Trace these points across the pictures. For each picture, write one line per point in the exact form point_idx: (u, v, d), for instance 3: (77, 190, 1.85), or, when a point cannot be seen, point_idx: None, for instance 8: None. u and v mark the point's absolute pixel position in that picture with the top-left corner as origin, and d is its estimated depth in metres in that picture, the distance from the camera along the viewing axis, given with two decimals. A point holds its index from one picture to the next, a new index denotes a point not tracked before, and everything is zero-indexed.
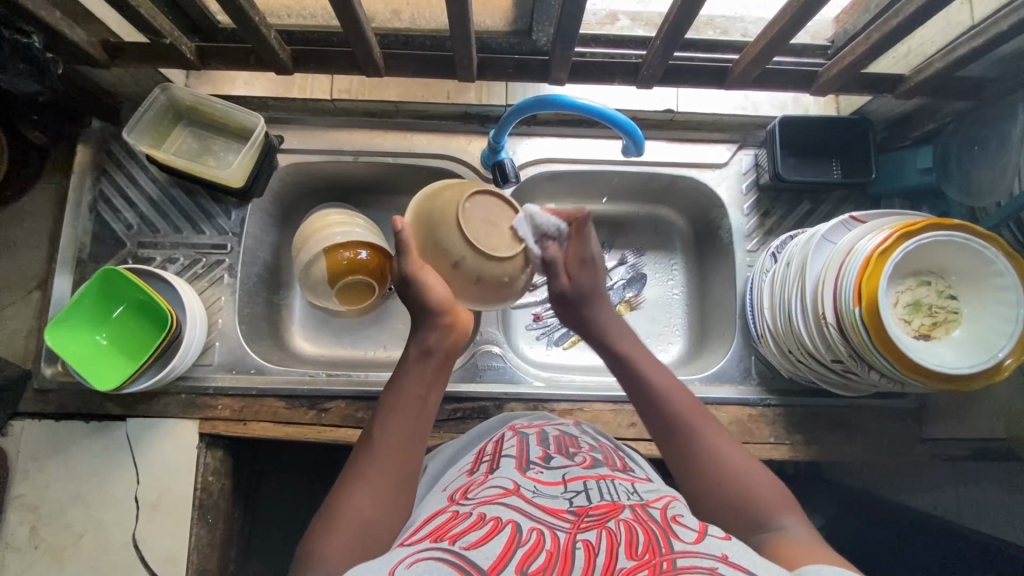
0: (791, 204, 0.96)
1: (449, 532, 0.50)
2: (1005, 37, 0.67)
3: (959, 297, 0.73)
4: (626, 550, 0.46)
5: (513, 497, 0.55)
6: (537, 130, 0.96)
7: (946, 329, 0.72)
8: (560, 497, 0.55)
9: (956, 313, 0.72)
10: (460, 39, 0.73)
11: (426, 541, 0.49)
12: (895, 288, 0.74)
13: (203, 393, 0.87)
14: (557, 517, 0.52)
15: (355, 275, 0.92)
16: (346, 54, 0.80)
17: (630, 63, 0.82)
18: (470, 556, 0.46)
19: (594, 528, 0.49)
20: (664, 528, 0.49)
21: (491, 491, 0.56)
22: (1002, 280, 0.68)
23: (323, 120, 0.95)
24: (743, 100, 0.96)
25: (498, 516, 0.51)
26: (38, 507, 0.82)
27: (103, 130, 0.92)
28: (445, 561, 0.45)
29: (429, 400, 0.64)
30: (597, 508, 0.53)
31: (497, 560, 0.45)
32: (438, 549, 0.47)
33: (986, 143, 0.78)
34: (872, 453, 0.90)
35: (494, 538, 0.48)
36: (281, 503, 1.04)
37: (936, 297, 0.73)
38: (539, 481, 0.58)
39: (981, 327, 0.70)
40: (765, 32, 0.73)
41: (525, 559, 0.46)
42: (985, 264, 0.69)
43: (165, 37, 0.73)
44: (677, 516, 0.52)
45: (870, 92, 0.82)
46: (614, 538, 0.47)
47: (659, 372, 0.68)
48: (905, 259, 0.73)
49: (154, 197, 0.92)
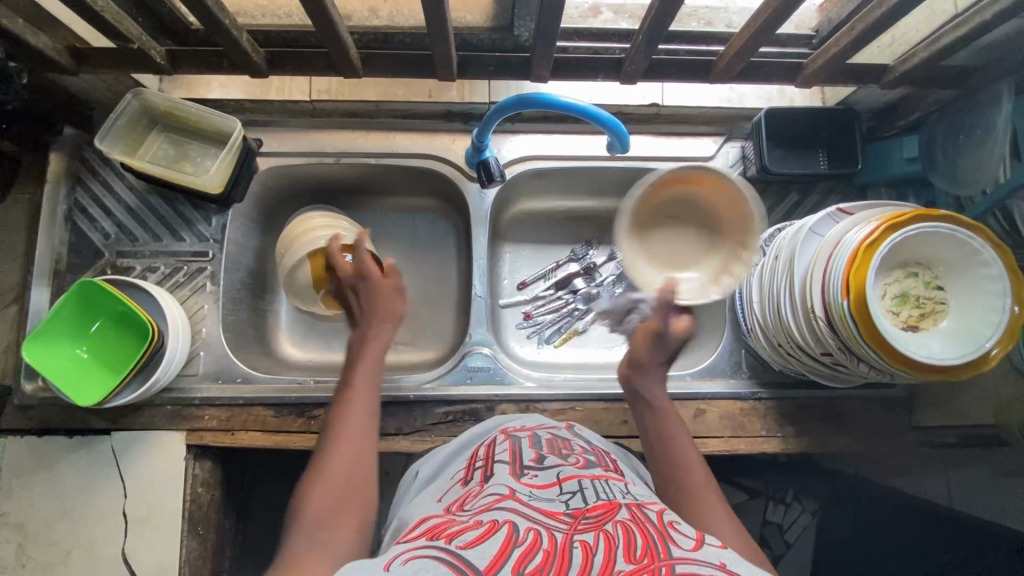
0: (779, 196, 0.96)
1: (446, 532, 0.50)
2: (989, 26, 0.66)
3: (945, 287, 0.73)
4: (624, 553, 0.45)
5: (509, 501, 0.54)
6: (522, 127, 0.95)
7: (933, 321, 0.72)
8: (556, 499, 0.55)
9: (943, 305, 0.72)
10: (440, 38, 0.71)
11: (422, 538, 0.49)
12: (882, 281, 0.74)
13: (189, 404, 0.85)
14: (554, 518, 0.51)
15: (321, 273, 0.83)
16: (322, 55, 0.78)
17: (613, 59, 0.81)
18: (467, 555, 0.45)
19: (591, 530, 0.49)
20: (662, 533, 0.49)
21: (486, 499, 0.55)
22: (988, 271, 0.68)
23: (303, 121, 0.93)
24: (729, 91, 0.96)
25: (495, 518, 0.51)
26: (23, 525, 0.81)
27: (77, 138, 0.89)
28: (442, 560, 0.45)
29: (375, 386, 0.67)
30: (594, 510, 0.52)
31: (495, 559, 0.45)
32: (435, 547, 0.47)
33: (971, 131, 0.77)
34: (864, 443, 0.90)
35: (490, 538, 0.48)
36: (275, 509, 1.03)
37: (923, 288, 0.73)
38: (534, 484, 0.58)
39: (970, 317, 0.70)
40: (749, 23, 0.72)
41: (522, 559, 0.45)
42: (971, 257, 0.69)
43: (133, 41, 0.71)
44: (675, 521, 0.51)
45: (854, 83, 0.81)
46: (611, 540, 0.47)
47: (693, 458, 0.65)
48: (893, 252, 0.73)
49: (131, 205, 0.90)
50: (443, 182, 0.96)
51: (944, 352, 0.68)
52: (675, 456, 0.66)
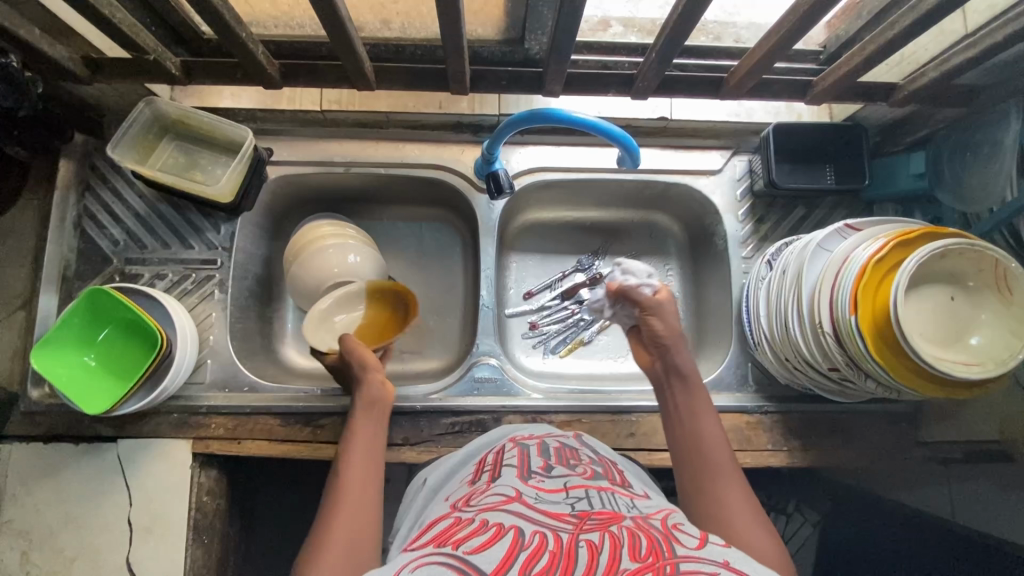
0: (785, 210, 0.96)
1: (453, 537, 0.49)
2: (999, 48, 0.67)
3: (973, 304, 0.70)
4: (629, 552, 0.46)
5: (516, 503, 0.54)
6: (531, 139, 0.95)
7: (963, 336, 0.70)
8: (563, 503, 0.55)
9: (970, 320, 0.70)
10: (455, 52, 0.71)
11: (430, 546, 0.49)
12: (917, 298, 0.71)
13: (196, 412, 0.85)
14: (559, 520, 0.51)
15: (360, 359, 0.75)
16: (335, 67, 0.78)
17: (624, 74, 0.81)
18: (474, 561, 0.45)
19: (596, 530, 0.49)
20: (666, 535, 0.49)
21: (493, 499, 0.55)
22: (1017, 286, 0.67)
23: (313, 130, 0.93)
24: (737, 107, 0.99)
25: (501, 521, 0.50)
26: (28, 532, 0.81)
27: (87, 144, 0.90)
28: (449, 566, 0.45)
29: (377, 442, 0.69)
30: (599, 514, 0.52)
31: (501, 563, 0.45)
32: (441, 555, 0.47)
33: (978, 149, 0.78)
34: (868, 458, 0.90)
35: (497, 542, 0.47)
36: (278, 518, 1.03)
37: (951, 303, 0.71)
38: (541, 489, 0.57)
39: (997, 329, 0.68)
40: (761, 40, 0.72)
41: (528, 561, 0.45)
42: (1001, 273, 0.67)
43: (149, 53, 0.71)
44: (677, 525, 0.52)
45: (863, 100, 0.82)
46: (616, 540, 0.47)
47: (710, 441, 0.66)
48: (925, 267, 0.71)
49: (141, 212, 0.90)
50: (452, 192, 0.96)
51: (972, 362, 0.67)
52: (689, 449, 0.66)
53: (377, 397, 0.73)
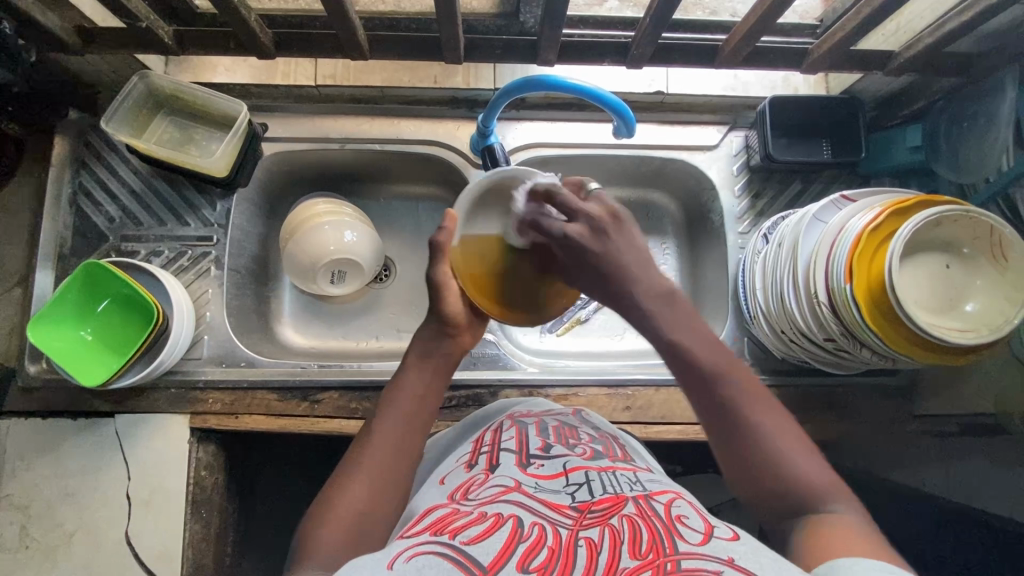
0: (781, 185, 0.96)
1: (450, 525, 0.48)
2: (994, 11, 0.67)
3: (972, 270, 0.70)
4: (629, 550, 0.44)
5: (515, 494, 0.52)
6: (526, 114, 0.95)
7: (959, 303, 0.70)
8: (562, 492, 0.53)
9: (968, 287, 0.70)
10: (448, 20, 0.71)
11: (425, 534, 0.48)
12: (909, 267, 0.71)
13: (193, 387, 0.85)
14: (559, 512, 0.50)
15: (448, 302, 0.68)
16: (328, 36, 0.78)
17: (619, 43, 0.81)
18: (470, 552, 0.44)
19: (597, 525, 0.47)
20: (668, 526, 0.47)
21: (492, 490, 0.54)
22: (1013, 253, 0.67)
23: (309, 106, 0.93)
24: (732, 80, 0.96)
25: (500, 512, 0.49)
26: (26, 506, 0.81)
27: (81, 121, 0.89)
28: (444, 556, 0.43)
29: (427, 401, 0.66)
30: (600, 504, 0.51)
31: (498, 556, 0.43)
32: (438, 543, 0.45)
33: (975, 119, 0.77)
34: (866, 431, 0.90)
35: (495, 533, 0.46)
36: (275, 496, 1.03)
37: (945, 271, 0.71)
38: (540, 476, 0.56)
39: (994, 295, 0.68)
40: (752, 10, 0.72)
41: (526, 555, 0.44)
42: (998, 240, 0.67)
43: (141, 21, 0.71)
44: (681, 516, 0.49)
45: (859, 70, 0.81)
46: (617, 536, 0.46)
47: (716, 353, 0.61)
48: (915, 233, 0.71)
49: (136, 189, 0.90)
50: (447, 168, 0.96)
51: (966, 330, 0.67)
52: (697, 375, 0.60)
53: (441, 350, 0.69)
